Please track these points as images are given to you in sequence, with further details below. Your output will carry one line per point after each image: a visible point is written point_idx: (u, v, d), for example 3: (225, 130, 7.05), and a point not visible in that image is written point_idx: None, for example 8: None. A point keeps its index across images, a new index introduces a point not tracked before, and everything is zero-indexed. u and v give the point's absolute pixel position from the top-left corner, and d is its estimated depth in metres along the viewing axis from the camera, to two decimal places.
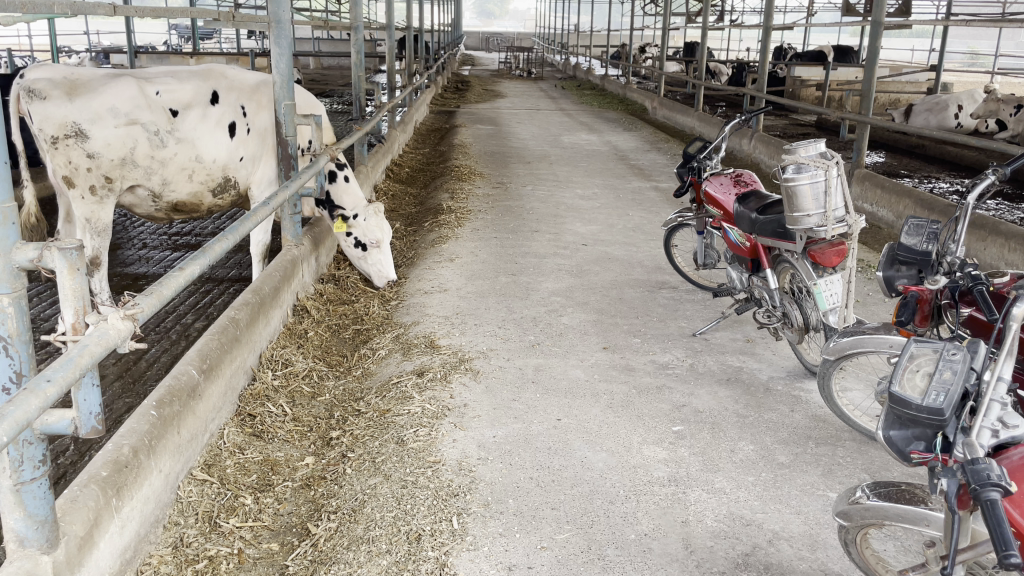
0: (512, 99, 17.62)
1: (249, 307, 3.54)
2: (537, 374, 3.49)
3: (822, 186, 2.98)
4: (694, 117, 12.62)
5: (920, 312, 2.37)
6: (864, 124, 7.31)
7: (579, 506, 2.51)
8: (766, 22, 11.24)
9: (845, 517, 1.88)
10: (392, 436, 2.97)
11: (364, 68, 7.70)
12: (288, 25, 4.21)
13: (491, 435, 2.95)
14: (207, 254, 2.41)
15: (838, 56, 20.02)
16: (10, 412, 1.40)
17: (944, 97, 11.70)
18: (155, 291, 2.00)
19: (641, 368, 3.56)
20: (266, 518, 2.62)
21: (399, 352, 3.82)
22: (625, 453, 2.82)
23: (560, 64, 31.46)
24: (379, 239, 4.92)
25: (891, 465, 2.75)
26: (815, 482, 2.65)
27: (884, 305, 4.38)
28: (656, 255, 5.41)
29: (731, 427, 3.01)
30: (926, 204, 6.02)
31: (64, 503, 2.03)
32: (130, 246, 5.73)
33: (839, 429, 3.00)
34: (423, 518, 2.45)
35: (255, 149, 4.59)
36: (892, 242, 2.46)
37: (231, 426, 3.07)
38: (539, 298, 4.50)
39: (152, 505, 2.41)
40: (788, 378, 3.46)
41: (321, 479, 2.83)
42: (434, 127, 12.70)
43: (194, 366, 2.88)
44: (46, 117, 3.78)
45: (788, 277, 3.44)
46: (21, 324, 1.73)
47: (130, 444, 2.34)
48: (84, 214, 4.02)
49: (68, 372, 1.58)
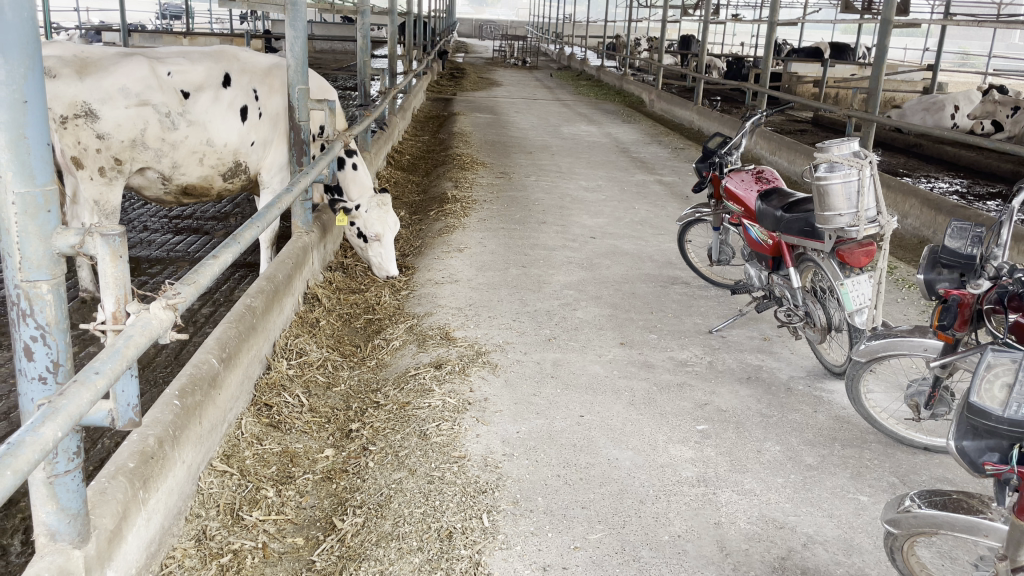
0: (509, 88, 17.51)
1: (265, 295, 3.48)
2: (556, 369, 3.45)
3: (855, 186, 2.96)
4: (692, 111, 12.58)
5: (961, 317, 2.28)
6: (870, 122, 7.29)
7: (609, 506, 2.47)
8: (769, 17, 11.20)
9: (893, 525, 1.87)
10: (414, 429, 2.92)
11: (369, 54, 7.60)
12: (304, 7, 4.13)
13: (514, 430, 2.92)
14: (237, 241, 2.35)
15: (833, 53, 20.06)
16: (62, 407, 1.34)
17: (941, 97, 11.67)
18: (193, 279, 1.94)
19: (661, 365, 3.53)
20: (289, 511, 2.57)
21: (413, 344, 3.77)
22: (651, 452, 2.79)
23: (555, 53, 31.31)
24: (381, 232, 4.83)
25: (920, 468, 2.73)
26: (845, 485, 2.62)
27: (897, 306, 4.36)
28: (665, 250, 5.38)
29: (756, 427, 2.99)
30: (934, 204, 6.00)
31: (93, 495, 1.97)
32: (132, 228, 5.63)
33: (864, 431, 2.97)
34: (453, 515, 2.41)
35: (266, 133, 4.47)
36: (932, 246, 2.47)
37: (248, 416, 3.01)
38: (551, 291, 4.45)
39: (175, 496, 2.35)
40: (808, 377, 3.44)
41: (342, 472, 2.78)
42: (432, 115, 12.59)
43: (214, 354, 2.82)
44: (55, 96, 3.67)
45: (811, 275, 3.41)
46: (59, 312, 1.66)
47: (155, 434, 2.28)
48: (92, 196, 3.92)
49: (116, 363, 1.52)
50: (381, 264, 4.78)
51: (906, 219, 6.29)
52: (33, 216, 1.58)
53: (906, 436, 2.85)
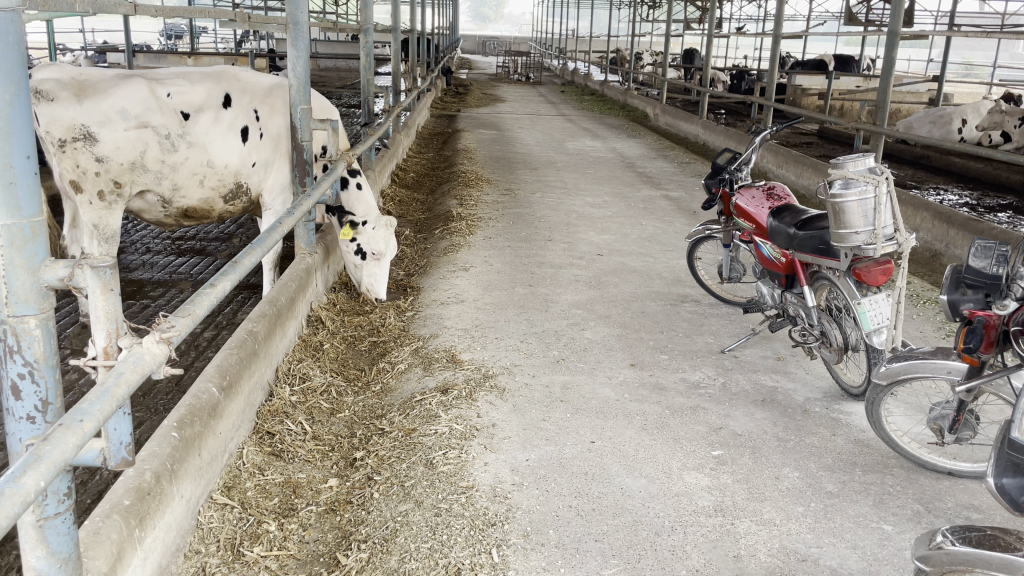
0: (514, 104, 17.47)
1: (267, 319, 3.41)
2: (564, 393, 3.36)
3: (872, 203, 2.88)
4: (697, 124, 12.51)
5: (987, 339, 2.24)
6: (879, 134, 7.20)
7: (623, 539, 2.38)
8: (774, 30, 11.15)
9: (925, 561, 1.80)
10: (421, 458, 2.83)
11: (372, 72, 7.53)
12: (306, 26, 4.09)
13: (524, 458, 2.83)
14: (237, 268, 2.28)
15: (838, 65, 20.03)
16: (46, 453, 1.27)
17: (949, 109, 11.53)
18: (188, 310, 1.87)
19: (673, 388, 3.43)
20: (292, 546, 2.47)
21: (418, 367, 3.69)
22: (665, 480, 2.70)
23: (558, 69, 31.39)
24: (382, 252, 4.69)
25: (945, 495, 2.63)
26: (868, 514, 2.53)
27: (913, 323, 4.27)
28: (674, 267, 5.29)
29: (773, 452, 2.90)
30: (946, 216, 5.90)
31: (86, 535, 1.89)
32: (133, 250, 5.58)
33: (886, 455, 2.88)
34: (461, 550, 2.32)
35: (267, 154, 4.40)
36: (955, 266, 2.38)
37: (250, 445, 2.93)
38: (559, 310, 4.37)
39: (173, 533, 2.27)
40: (825, 399, 3.34)
41: (346, 503, 2.69)
42: (436, 132, 12.56)
43: (214, 383, 2.74)
44: (52, 119, 3.63)
45: (826, 293, 3.32)
46: (48, 348, 1.58)
47: (152, 469, 2.21)
48: (92, 220, 3.87)
49: (104, 405, 1.45)
50: (373, 286, 4.65)
51: (917, 232, 6.19)
52: (20, 248, 1.50)
53: (930, 460, 2.76)
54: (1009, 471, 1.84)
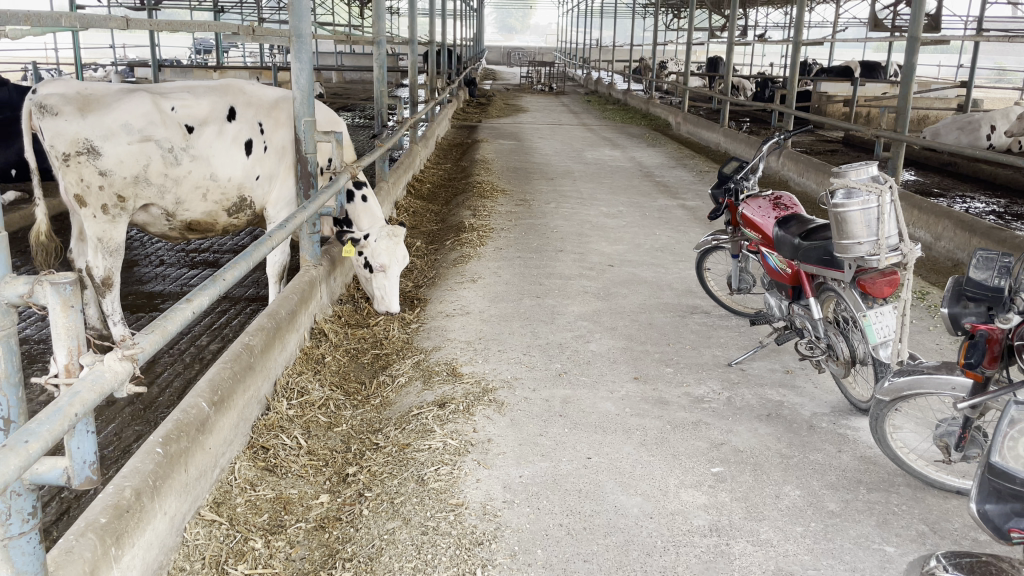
0: (537, 114, 17.43)
1: (265, 333, 3.38)
2: (564, 407, 3.30)
3: (875, 213, 2.80)
4: (719, 133, 12.37)
5: (989, 353, 2.13)
6: (901, 142, 7.04)
7: (614, 559, 2.32)
8: (795, 37, 10.99)
9: None
10: (412, 474, 2.79)
11: (386, 83, 7.53)
12: (309, 38, 4.05)
13: (517, 474, 2.77)
14: (218, 283, 2.26)
15: (865, 71, 19.71)
16: None
17: (977, 115, 11.31)
18: (158, 326, 1.85)
19: (676, 402, 3.36)
20: (277, 564, 2.43)
21: (418, 380, 3.65)
22: (661, 498, 2.63)
23: (582, 80, 31.30)
24: (387, 263, 4.62)
25: (952, 515, 2.54)
26: (870, 534, 2.43)
27: (929, 334, 4.14)
28: (685, 277, 5.21)
29: (775, 469, 2.81)
30: (969, 225, 5.74)
31: (59, 554, 1.85)
32: (147, 263, 5.61)
33: (893, 473, 2.78)
34: (445, 570, 2.28)
35: (272, 167, 4.38)
36: (958, 276, 2.32)
37: (243, 459, 2.91)
38: (564, 322, 4.32)
39: (155, 550, 2.25)
40: (833, 414, 3.24)
41: (335, 520, 2.65)
42: (456, 143, 12.55)
43: (205, 398, 2.72)
44: (57, 133, 3.67)
45: (833, 305, 3.21)
46: (9, 365, 1.55)
47: (132, 485, 2.18)
48: (96, 233, 3.90)
49: (54, 424, 1.42)
50: (383, 299, 4.60)
51: (940, 241, 6.01)
52: None
53: (937, 479, 2.66)
54: (992, 497, 1.83)
